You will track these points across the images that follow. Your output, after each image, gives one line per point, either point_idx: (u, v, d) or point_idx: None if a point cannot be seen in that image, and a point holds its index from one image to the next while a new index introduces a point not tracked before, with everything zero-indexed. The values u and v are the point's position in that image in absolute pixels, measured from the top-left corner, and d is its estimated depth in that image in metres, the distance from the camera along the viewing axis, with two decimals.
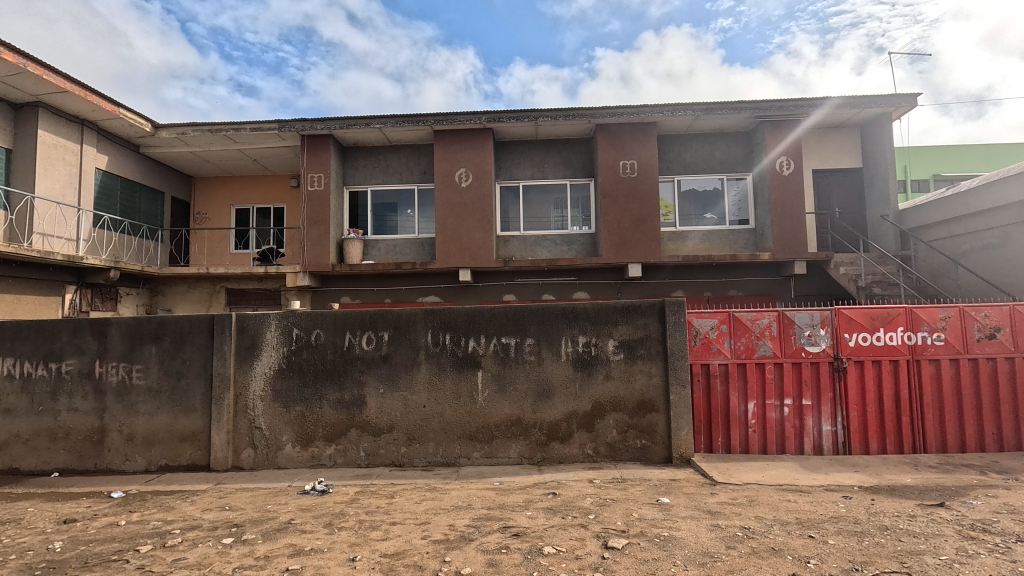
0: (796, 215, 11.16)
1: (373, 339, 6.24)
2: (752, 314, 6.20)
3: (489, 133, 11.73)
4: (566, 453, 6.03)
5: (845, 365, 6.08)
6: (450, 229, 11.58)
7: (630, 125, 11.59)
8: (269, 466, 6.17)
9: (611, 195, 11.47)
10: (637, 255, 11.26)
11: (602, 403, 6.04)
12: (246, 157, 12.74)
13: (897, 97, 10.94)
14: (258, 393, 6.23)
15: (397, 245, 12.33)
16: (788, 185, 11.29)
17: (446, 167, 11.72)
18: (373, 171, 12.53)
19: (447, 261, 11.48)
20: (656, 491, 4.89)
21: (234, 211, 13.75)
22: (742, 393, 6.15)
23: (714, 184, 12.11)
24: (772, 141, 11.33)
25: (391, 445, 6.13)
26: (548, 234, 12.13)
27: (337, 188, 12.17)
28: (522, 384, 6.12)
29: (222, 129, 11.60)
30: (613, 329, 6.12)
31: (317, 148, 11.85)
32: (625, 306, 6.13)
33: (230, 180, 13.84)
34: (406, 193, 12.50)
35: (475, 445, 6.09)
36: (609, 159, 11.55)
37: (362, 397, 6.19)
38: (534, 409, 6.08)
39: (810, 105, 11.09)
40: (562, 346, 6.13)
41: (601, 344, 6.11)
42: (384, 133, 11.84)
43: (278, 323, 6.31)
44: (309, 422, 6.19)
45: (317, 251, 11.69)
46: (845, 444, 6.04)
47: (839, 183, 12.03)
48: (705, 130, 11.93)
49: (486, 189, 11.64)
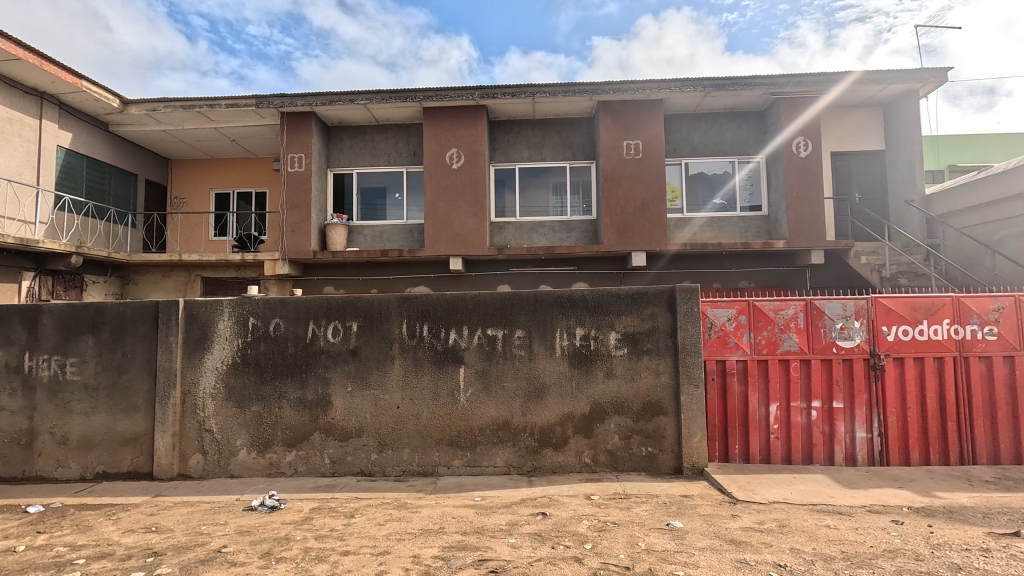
0: (813, 200, 10.34)
1: (340, 330, 5.44)
2: (775, 303, 5.42)
3: (482, 111, 10.88)
4: (560, 463, 5.24)
5: (883, 363, 5.29)
6: (439, 214, 10.75)
7: (635, 102, 10.74)
8: (221, 474, 5.40)
9: (614, 179, 10.63)
10: (641, 243, 10.45)
11: (602, 405, 5.25)
12: (224, 137, 11.92)
13: (924, 73, 10.05)
14: (209, 391, 5.45)
15: (385, 231, 11.54)
16: (804, 168, 10.45)
17: (436, 148, 10.88)
18: (359, 152, 11.71)
19: (437, 249, 10.68)
20: (665, 512, 4.10)
21: (214, 195, 12.97)
22: (763, 393, 5.38)
23: (724, 168, 11.26)
24: (789, 120, 10.47)
25: (360, 451, 5.36)
26: (545, 221, 11.32)
27: (319, 170, 11.33)
28: (511, 383, 5.32)
29: (195, 106, 10.77)
30: (616, 320, 5.32)
31: (298, 126, 11.00)
32: (631, 293, 5.32)
33: (209, 162, 13.05)
34: (395, 175, 11.70)
35: (456, 452, 5.30)
36: (612, 139, 10.71)
37: (327, 396, 5.41)
38: (524, 411, 5.29)
39: (830, 81, 10.23)
40: (557, 339, 5.33)
41: (602, 336, 5.31)
42: (369, 110, 10.99)
43: (232, 311, 5.51)
44: (267, 425, 5.41)
45: (297, 238, 10.88)
46: (882, 453, 5.25)
47: (859, 166, 11.17)
48: (715, 109, 11.08)
49: (479, 171, 10.80)
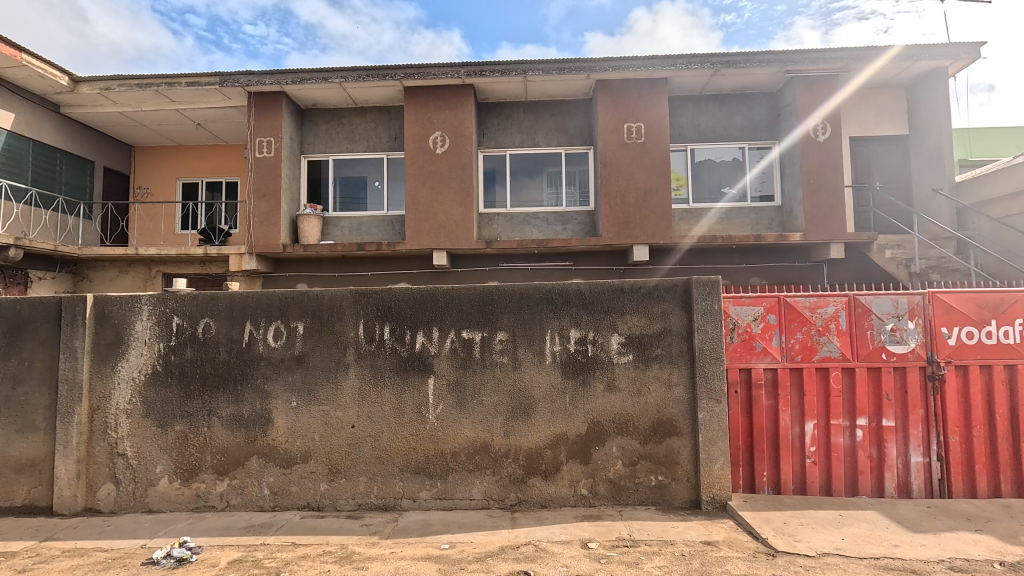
0: (831, 189, 9.42)
1: (284, 332, 4.47)
2: (811, 300, 4.49)
3: (469, 91, 9.90)
4: (551, 494, 4.29)
5: (943, 372, 4.35)
6: (422, 203, 9.77)
7: (636, 81, 9.79)
8: (137, 509, 4.42)
9: (613, 165, 9.68)
10: (643, 236, 9.52)
11: (602, 424, 4.30)
12: (188, 121, 10.92)
13: (955, 48, 9.13)
14: (124, 406, 4.47)
15: (363, 223, 10.59)
16: (822, 154, 9.52)
17: (419, 131, 9.91)
18: (335, 137, 10.73)
19: (419, 242, 9.72)
20: (685, 571, 3.17)
21: (180, 185, 11.98)
22: (796, 409, 4.45)
23: (734, 154, 10.32)
24: (806, 101, 9.53)
25: (307, 480, 4.38)
26: (539, 212, 10.39)
27: (291, 156, 10.34)
28: (490, 397, 4.36)
29: (153, 84, 9.76)
30: (619, 320, 4.36)
31: (267, 107, 10.00)
32: (637, 287, 4.37)
33: (177, 149, 12.06)
34: (375, 162, 10.73)
35: (424, 482, 4.34)
36: (611, 122, 9.75)
37: (267, 412, 4.44)
38: (507, 431, 4.33)
39: (852, 57, 9.28)
40: (547, 344, 4.37)
41: (603, 339, 4.35)
42: (345, 90, 10.01)
43: (152, 309, 4.52)
44: (193, 448, 4.43)
45: (266, 230, 9.89)
46: (942, 483, 4.31)
47: (880, 152, 10.27)
48: (724, 89, 10.13)
49: (466, 156, 9.82)
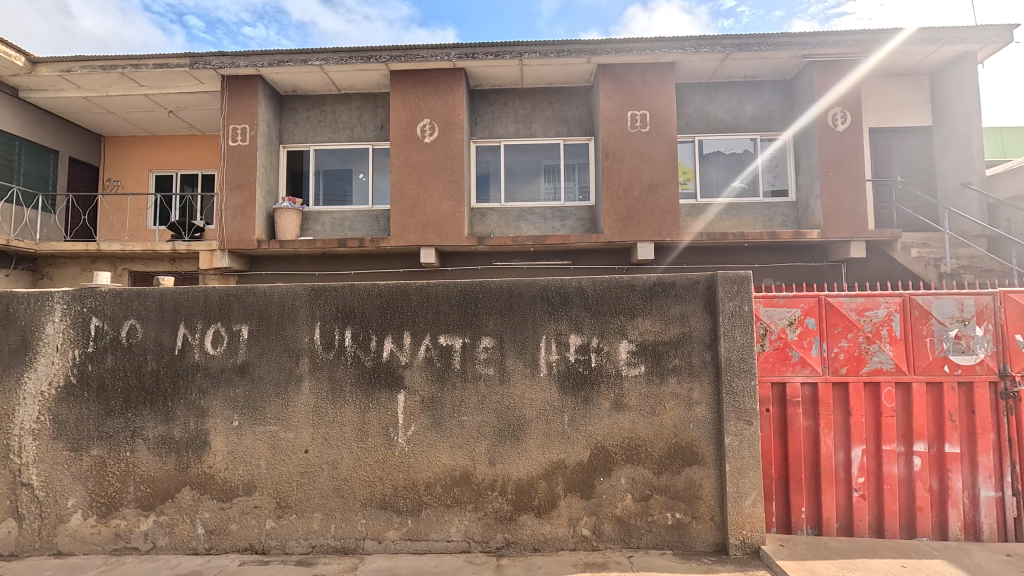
0: (851, 183, 8.71)
1: (224, 337, 3.71)
2: (857, 300, 3.74)
3: (460, 76, 9.16)
4: (545, 536, 3.53)
5: (1018, 389, 3.61)
6: (408, 196, 9.02)
7: (640, 66, 9.06)
8: (43, 551, 3.65)
9: (616, 156, 8.94)
10: (648, 233, 8.78)
11: (607, 450, 3.55)
12: (159, 108, 10.16)
13: (985, 30, 8.42)
14: (29, 426, 3.70)
15: (346, 218, 9.85)
16: (842, 144, 8.81)
17: (406, 118, 9.16)
18: (317, 126, 9.98)
19: (405, 238, 8.97)
20: None
21: (152, 177, 11.22)
22: (841, 431, 3.71)
23: (745, 146, 9.60)
24: (825, 87, 8.81)
25: (250, 517, 3.61)
26: (536, 207, 9.68)
27: (268, 145, 9.58)
28: (473, 417, 3.60)
29: (117, 66, 8.99)
30: (627, 324, 3.61)
31: (241, 92, 9.24)
32: (649, 284, 3.64)
33: (149, 139, 11.28)
34: (359, 153, 9.99)
35: (393, 519, 3.58)
36: (614, 109, 9.02)
37: (202, 434, 3.67)
38: (493, 457, 3.58)
39: (874, 40, 8.56)
40: (542, 352, 3.62)
41: (610, 347, 3.60)
42: (326, 74, 9.25)
43: (65, 308, 3.75)
44: (112, 477, 3.66)
45: (239, 224, 9.12)
46: (1018, 521, 3.58)
47: (901, 144, 9.57)
48: (734, 76, 9.42)
49: (456, 146, 9.07)
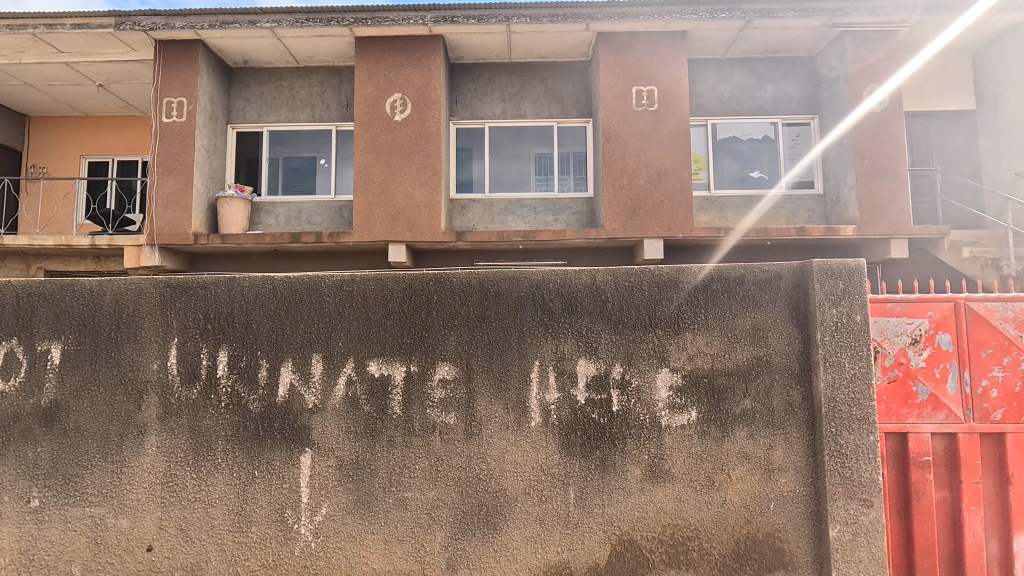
0: (891, 171, 7.52)
1: (21, 361, 2.31)
2: (1016, 308, 2.45)
3: (436, 44, 7.81)
4: None
5: None
6: (375, 184, 7.64)
7: (648, 35, 7.77)
8: None
9: (619, 140, 7.66)
10: (656, 228, 7.51)
11: (637, 545, 2.21)
12: (86, 80, 8.70)
13: None
14: None
15: (305, 210, 8.48)
16: (879, 127, 7.62)
17: (373, 93, 7.81)
18: (271, 103, 8.57)
19: (371, 233, 7.60)
20: None
21: (84, 163, 9.74)
22: (994, 510, 2.39)
23: (765, 131, 8.39)
24: (860, 61, 7.60)
25: None
26: (525, 198, 8.39)
27: (211, 123, 8.14)
28: (423, 493, 2.24)
29: (27, 26, 7.41)
30: (669, 344, 2.28)
31: (178, 60, 7.81)
32: (701, 281, 2.30)
33: (83, 120, 9.82)
34: (321, 136, 8.62)
35: None
36: (617, 86, 7.74)
37: None
38: (454, 559, 2.21)
39: (920, 6, 7.24)
40: (533, 389, 2.27)
41: (641, 379, 2.26)
42: (278, 39, 7.82)
43: None
44: None
45: (172, 215, 7.66)
46: None
47: (939, 130, 8.46)
48: (754, 51, 8.18)
49: (432, 126, 7.73)
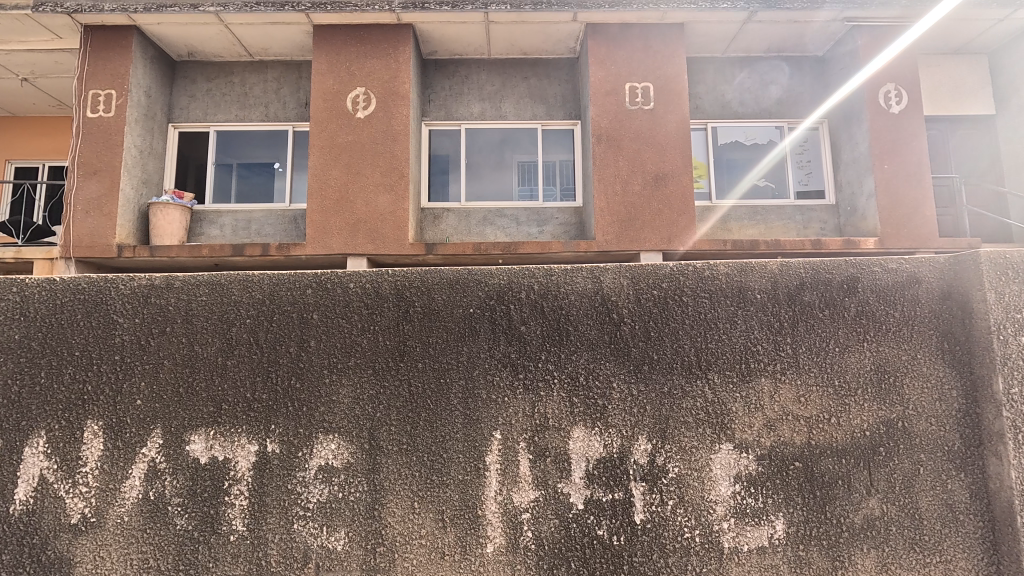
0: (915, 177, 6.75)
1: None
2: None
3: (404, 34, 6.92)
4: None
5: None
6: (332, 189, 6.65)
7: (642, 28, 6.98)
8: None
9: (610, 141, 6.80)
10: (653, 240, 6.62)
11: None
12: (8, 73, 7.65)
13: None
14: None
15: (255, 219, 7.45)
16: (898, 129, 6.82)
17: (332, 88, 6.87)
18: (219, 100, 7.59)
19: (326, 245, 6.58)
20: None
21: (9, 168, 8.62)
22: None
23: (769, 135, 7.64)
24: (874, 59, 6.85)
25: None
26: (506, 207, 7.46)
27: (147, 120, 7.12)
28: None
29: None
30: (731, 397, 1.85)
31: (107, 47, 6.80)
32: (800, 307, 1.90)
33: (11, 121, 8.74)
34: (277, 138, 7.64)
35: None
36: (608, 82, 6.91)
37: None
38: None
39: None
40: (490, 486, 1.81)
41: (685, 465, 1.82)
42: (224, 26, 6.86)
43: None
44: None
45: (92, 223, 6.57)
46: None
47: (957, 137, 7.78)
48: (757, 49, 7.44)
49: (399, 124, 6.78)
